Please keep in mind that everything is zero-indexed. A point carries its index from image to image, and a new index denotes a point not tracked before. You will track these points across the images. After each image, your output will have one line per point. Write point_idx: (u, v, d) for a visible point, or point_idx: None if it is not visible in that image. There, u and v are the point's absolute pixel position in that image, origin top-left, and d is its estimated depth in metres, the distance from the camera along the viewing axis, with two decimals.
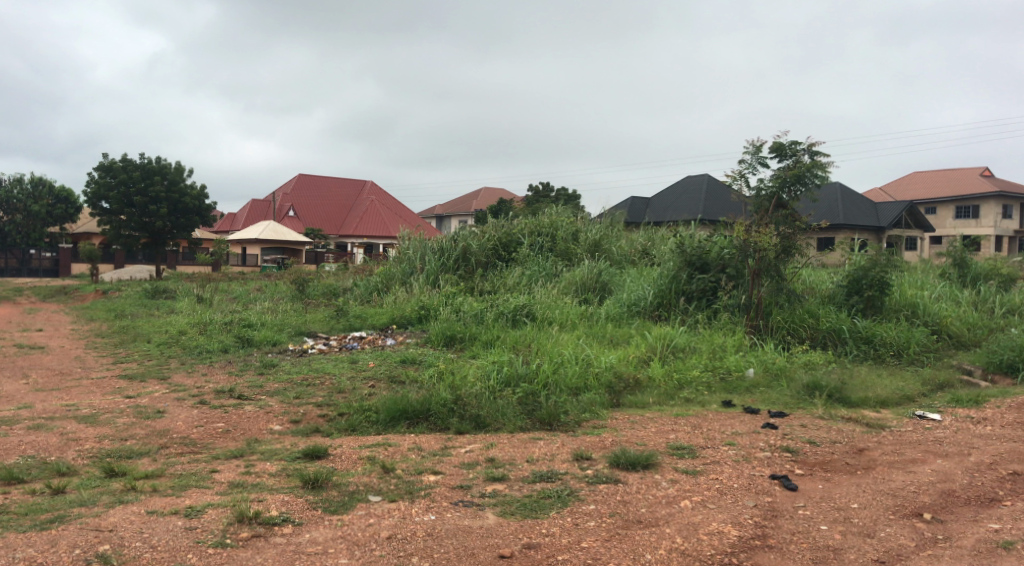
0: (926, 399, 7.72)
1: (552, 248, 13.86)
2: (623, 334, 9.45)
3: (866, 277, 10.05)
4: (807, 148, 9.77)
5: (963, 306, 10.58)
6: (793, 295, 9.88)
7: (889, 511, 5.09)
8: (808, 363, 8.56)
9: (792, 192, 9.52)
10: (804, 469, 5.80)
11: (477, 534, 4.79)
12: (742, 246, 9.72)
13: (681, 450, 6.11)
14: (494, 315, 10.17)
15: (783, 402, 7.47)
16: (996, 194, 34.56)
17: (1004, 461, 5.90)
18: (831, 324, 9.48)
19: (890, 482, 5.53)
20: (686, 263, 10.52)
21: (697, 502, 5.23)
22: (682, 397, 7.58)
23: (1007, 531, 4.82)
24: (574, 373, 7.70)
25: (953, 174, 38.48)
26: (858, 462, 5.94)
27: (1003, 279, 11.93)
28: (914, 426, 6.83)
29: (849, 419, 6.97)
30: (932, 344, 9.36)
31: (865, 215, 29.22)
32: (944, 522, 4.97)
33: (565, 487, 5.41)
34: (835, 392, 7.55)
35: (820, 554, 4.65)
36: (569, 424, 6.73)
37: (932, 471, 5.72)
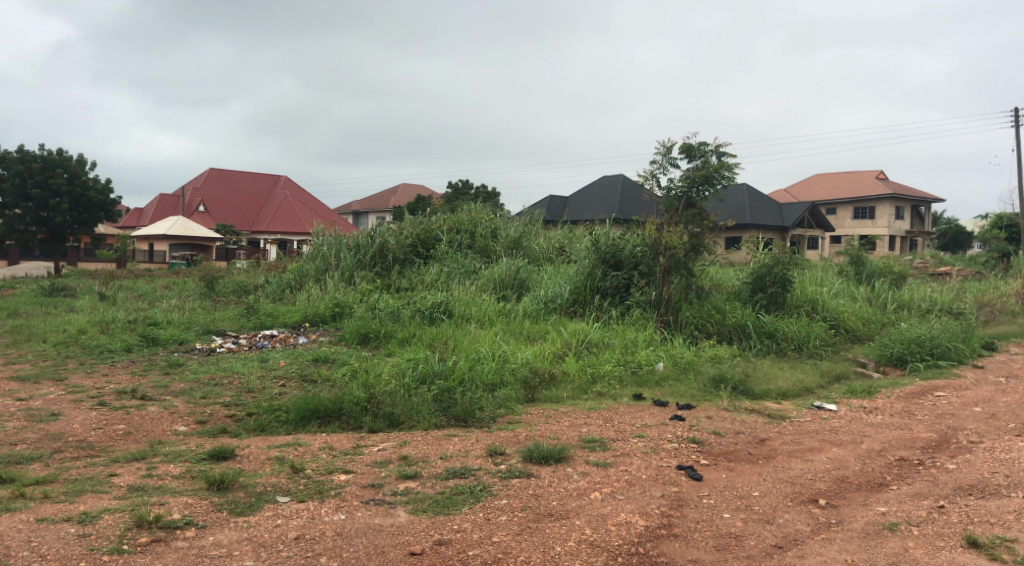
0: (823, 390, 8.05)
1: (470, 245, 13.88)
2: (540, 330, 9.54)
3: (770, 274, 10.37)
4: (715, 150, 10.05)
5: (858, 302, 11.08)
6: (701, 292, 10.23)
7: (787, 498, 5.30)
8: (715, 357, 8.83)
9: (700, 192, 9.80)
10: (709, 459, 5.98)
11: (388, 532, 4.77)
12: (654, 244, 10.00)
13: (592, 443, 6.21)
14: (409, 312, 10.13)
15: (691, 394, 7.68)
16: (890, 196, 36.38)
17: (892, 448, 6.21)
18: (737, 320, 9.77)
19: (789, 471, 5.76)
20: (600, 260, 10.68)
21: (606, 493, 5.33)
22: (595, 392, 7.71)
23: (893, 513, 5.07)
24: (490, 369, 7.75)
25: (851, 176, 40.23)
26: (759, 452, 6.16)
27: (894, 277, 12.58)
28: (811, 416, 7.13)
29: (752, 410, 7.22)
30: (830, 338, 9.78)
31: (770, 214, 30.21)
32: (837, 507, 5.20)
33: (478, 483, 5.44)
34: (739, 384, 7.82)
35: (722, 541, 4.80)
36: (484, 419, 6.76)
37: (827, 459, 5.98)
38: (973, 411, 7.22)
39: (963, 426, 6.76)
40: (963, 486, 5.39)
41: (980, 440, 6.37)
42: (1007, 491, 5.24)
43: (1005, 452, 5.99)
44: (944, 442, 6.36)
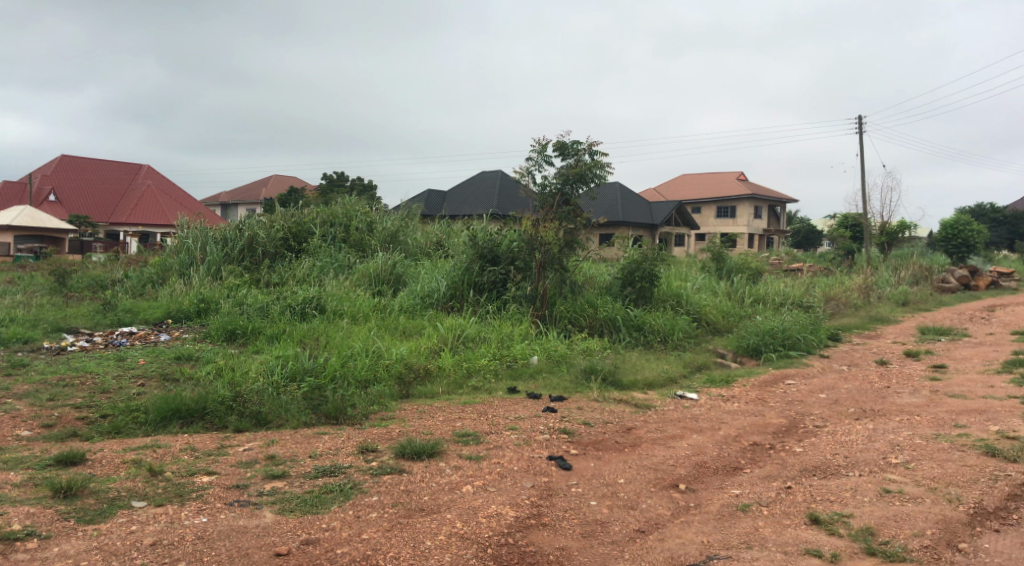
0: (686, 380, 8.40)
1: (345, 239, 13.65)
2: (416, 325, 9.48)
3: (639, 269, 10.69)
4: (588, 148, 10.28)
5: (719, 296, 11.60)
6: (574, 287, 10.44)
7: (650, 484, 5.50)
8: (587, 350, 9.04)
9: (574, 190, 10.00)
10: (579, 449, 6.13)
11: (253, 533, 4.64)
12: (529, 240, 10.09)
13: (465, 437, 6.24)
14: (280, 308, 9.86)
15: (563, 386, 7.84)
16: (750, 196, 38.26)
17: (747, 433, 6.55)
18: (607, 313, 10.04)
19: (653, 458, 5.97)
20: (477, 255, 10.70)
21: (478, 486, 5.37)
22: (470, 386, 7.75)
23: (745, 495, 5.34)
24: (363, 365, 7.64)
25: (715, 177, 42.05)
26: (626, 440, 6.35)
27: (751, 273, 13.27)
28: (675, 405, 7.43)
29: (619, 400, 7.44)
30: (694, 331, 10.21)
31: (640, 213, 31.17)
32: (696, 491, 5.44)
33: (348, 481, 5.36)
34: (608, 375, 8.04)
35: (588, 528, 4.93)
36: (356, 417, 6.67)
37: (688, 445, 6.24)
38: (819, 397, 7.72)
39: (810, 412, 7.21)
40: (809, 467, 5.75)
41: (825, 424, 6.81)
42: (846, 470, 5.63)
43: (846, 434, 6.43)
44: (793, 427, 6.77)
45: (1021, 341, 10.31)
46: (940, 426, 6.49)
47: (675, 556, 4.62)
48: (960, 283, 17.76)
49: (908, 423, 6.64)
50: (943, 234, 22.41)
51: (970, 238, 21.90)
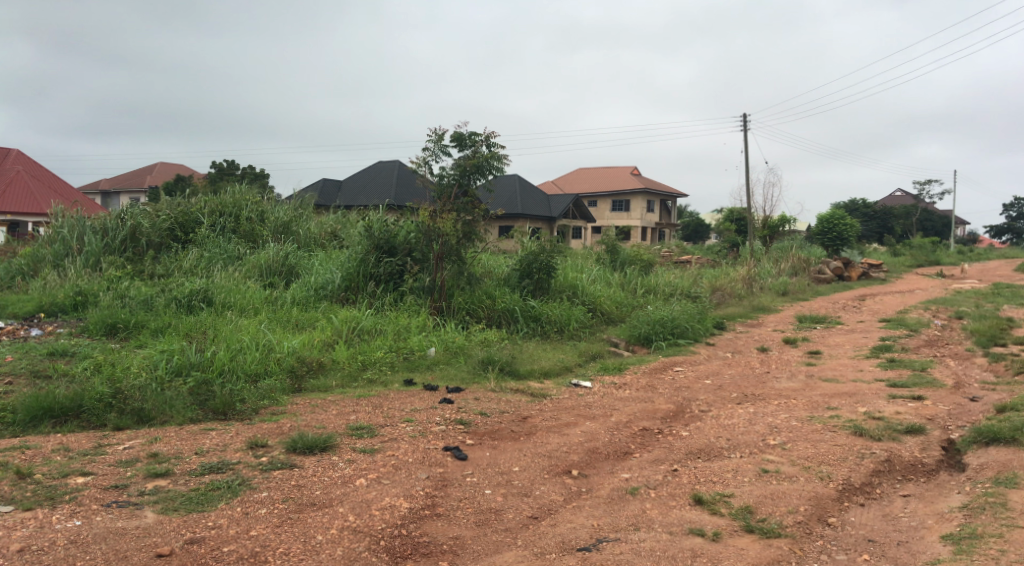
0: (581, 368, 8.55)
1: (234, 229, 13.21)
2: (309, 318, 9.27)
3: (536, 261, 10.77)
4: (486, 139, 10.28)
5: (613, 287, 11.83)
6: (473, 278, 10.36)
7: (544, 471, 5.57)
8: (484, 341, 9.07)
9: (471, 181, 10.00)
10: (474, 439, 6.14)
11: (132, 535, 4.46)
12: (427, 231, 9.97)
13: (360, 430, 6.15)
14: (164, 301, 9.46)
15: (460, 377, 7.84)
16: (643, 190, 39.21)
17: (638, 419, 6.72)
18: (506, 305, 10.07)
19: (547, 445, 6.05)
20: (373, 246, 10.52)
21: (371, 479, 5.31)
22: (365, 378, 7.65)
23: (635, 479, 5.47)
24: (254, 358, 7.43)
25: (610, 170, 42.86)
26: (521, 429, 6.41)
27: (643, 265, 13.62)
28: (569, 393, 7.55)
29: (516, 390, 7.50)
30: (589, 321, 10.39)
31: (539, 205, 31.46)
32: (588, 476, 5.54)
33: (236, 477, 5.21)
34: (505, 365, 8.08)
35: (482, 517, 4.95)
36: (245, 412, 6.47)
37: (581, 432, 6.35)
38: (705, 383, 8.00)
39: (696, 397, 7.46)
40: (694, 450, 5.94)
41: (710, 408, 7.07)
42: (729, 452, 5.85)
43: (729, 418, 6.68)
44: (681, 412, 6.98)
45: (888, 327, 10.98)
46: (815, 408, 6.83)
47: (565, 540, 4.68)
48: (835, 274, 18.74)
49: (786, 406, 6.96)
50: (820, 227, 23.59)
51: (844, 232, 23.15)
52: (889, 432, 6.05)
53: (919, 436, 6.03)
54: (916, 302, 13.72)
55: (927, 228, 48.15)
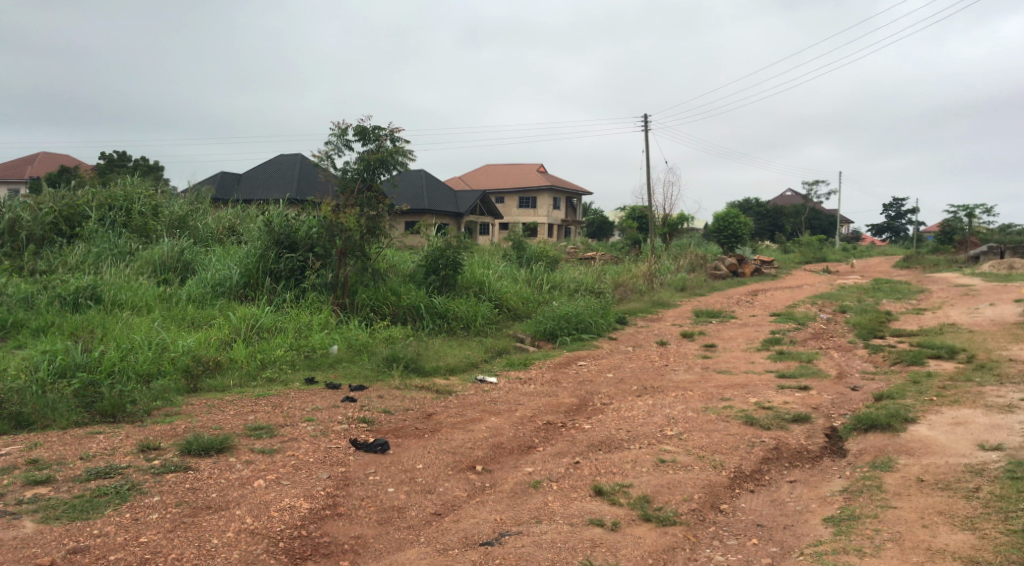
0: (486, 364, 8.59)
1: (125, 223, 12.66)
2: (206, 315, 8.98)
3: (442, 257, 10.72)
4: (390, 134, 10.21)
5: (519, 283, 11.91)
6: (377, 274, 10.25)
7: (448, 468, 5.59)
8: (389, 338, 9.00)
9: (375, 175, 9.93)
10: (378, 437, 6.10)
11: (9, 547, 4.26)
12: (329, 226, 9.79)
13: (259, 430, 6.02)
14: (47, 299, 8.99)
15: (363, 375, 7.76)
16: (548, 187, 39.64)
17: (541, 414, 6.80)
18: (411, 302, 10.01)
19: (451, 441, 6.06)
20: (273, 241, 10.22)
21: (270, 480, 5.21)
22: (264, 377, 7.48)
23: (537, 472, 5.55)
24: (146, 358, 7.16)
25: (515, 167, 43.15)
26: (425, 426, 6.40)
27: (549, 262, 13.78)
28: (474, 389, 7.58)
29: (421, 387, 7.48)
30: (494, 317, 10.44)
31: (446, 201, 31.39)
32: (492, 471, 5.59)
33: (125, 482, 5.02)
34: (410, 362, 8.05)
35: (384, 515, 4.92)
36: (136, 414, 6.23)
37: (485, 428, 6.39)
38: (607, 377, 8.18)
39: (598, 390, 7.61)
40: (595, 443, 6.07)
41: (611, 401, 7.23)
42: (629, 444, 6.00)
43: (629, 410, 6.85)
44: (583, 405, 7.12)
45: (778, 321, 11.47)
46: (710, 399, 7.08)
47: (468, 535, 4.70)
48: (730, 270, 19.44)
49: (683, 398, 7.18)
50: (716, 225, 24.40)
51: (739, 230, 24.03)
52: (777, 421, 6.33)
53: (805, 424, 6.33)
54: (805, 297, 14.38)
55: (815, 226, 50.42)
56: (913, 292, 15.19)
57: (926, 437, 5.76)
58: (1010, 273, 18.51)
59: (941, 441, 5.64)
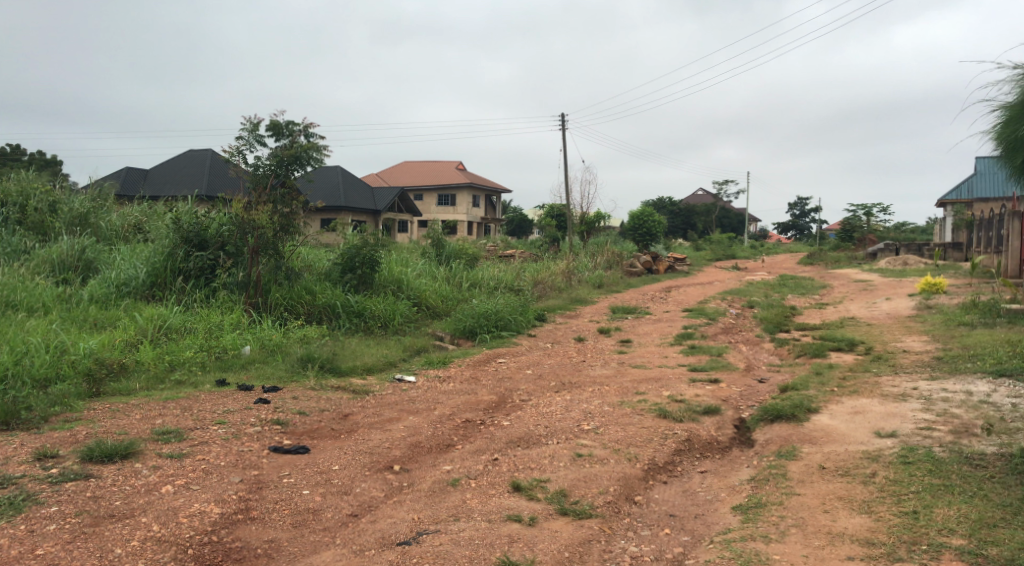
0: (405, 363, 8.55)
1: (20, 220, 12.07)
2: (109, 316, 8.65)
3: (359, 255, 10.59)
4: (303, 129, 10.02)
5: (438, 280, 11.87)
6: (292, 272, 10.06)
7: (364, 468, 5.55)
8: (303, 338, 8.86)
9: (289, 172, 9.77)
10: (292, 439, 6.01)
11: None
12: (240, 224, 9.58)
13: (166, 434, 5.85)
14: None
15: (277, 375, 7.62)
16: (466, 185, 39.62)
17: (460, 412, 6.81)
18: (327, 300, 9.86)
19: (368, 442, 6.02)
20: (182, 239, 9.84)
21: (179, 485, 5.07)
22: (172, 380, 7.27)
23: (455, 470, 5.56)
24: (43, 362, 6.86)
25: (433, 165, 42.97)
26: (342, 427, 6.34)
27: (468, 260, 13.79)
28: (392, 389, 7.53)
29: (337, 387, 7.40)
30: (413, 315, 10.38)
31: (363, 198, 31.02)
32: (409, 470, 5.58)
33: (20, 492, 4.81)
34: (326, 362, 7.94)
35: (299, 518, 4.85)
36: (32, 420, 5.97)
37: (403, 427, 6.37)
38: (525, 373, 8.25)
39: (517, 387, 7.67)
40: (514, 439, 6.12)
41: (530, 398, 7.29)
42: (546, 439, 6.07)
43: (547, 406, 6.93)
44: (502, 402, 7.16)
45: (690, 316, 11.77)
46: (625, 393, 7.22)
47: (385, 535, 4.67)
48: (645, 267, 19.83)
49: (599, 393, 7.30)
50: (631, 224, 24.84)
51: (653, 228, 24.53)
52: (689, 413, 6.50)
53: (715, 416, 6.53)
54: (715, 293, 14.79)
55: (726, 225, 51.90)
56: (816, 287, 15.82)
57: (828, 426, 6.01)
58: (905, 269, 19.47)
59: (841, 430, 5.90)
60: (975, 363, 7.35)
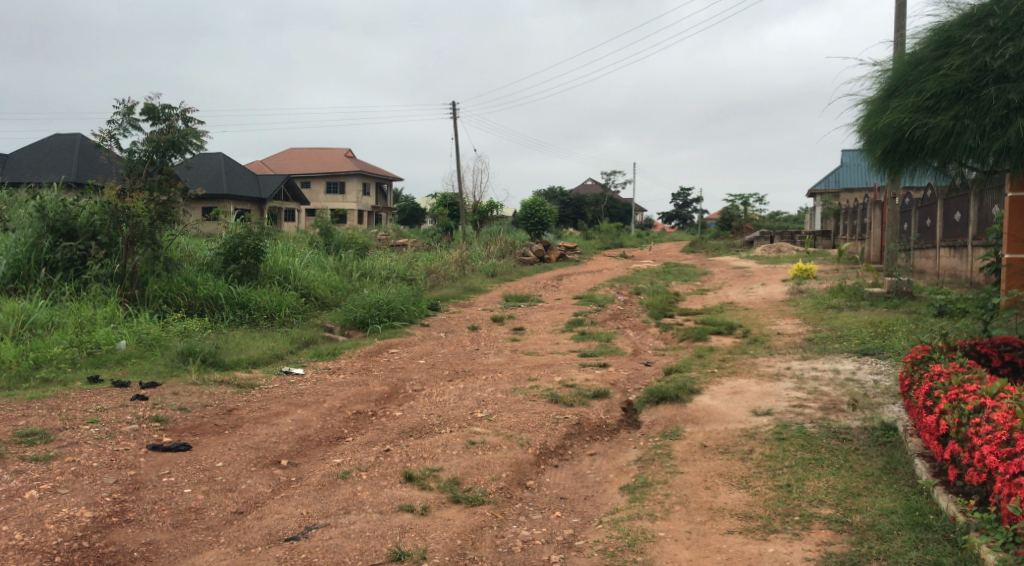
0: (292, 355, 8.35)
1: None
2: None
3: (242, 245, 10.25)
4: (182, 113, 9.62)
5: (327, 271, 11.63)
6: (171, 263, 9.65)
7: (250, 464, 5.40)
8: (184, 331, 8.53)
9: (165, 157, 9.64)
10: (173, 437, 5.79)
11: None
12: (113, 212, 9.13)
13: (32, 436, 5.52)
14: None
15: (155, 370, 7.30)
16: (356, 173, 39.01)
17: (350, 403, 6.72)
18: (208, 291, 9.49)
19: (254, 437, 5.86)
20: (48, 229, 9.25)
21: (46, 490, 4.80)
22: (39, 378, 6.86)
23: (346, 463, 5.48)
24: None
25: (322, 152, 42.06)
26: (226, 422, 6.14)
27: (358, 249, 13.59)
28: (279, 382, 7.35)
29: (220, 382, 7.16)
30: (301, 306, 10.14)
31: (248, 187, 30.07)
32: (297, 465, 5.46)
33: None
34: (208, 356, 7.67)
35: (180, 517, 4.68)
36: None
37: (291, 421, 6.23)
38: (418, 363, 8.21)
39: (409, 377, 7.63)
40: (406, 429, 6.08)
41: (422, 387, 7.26)
42: (439, 428, 6.05)
43: (440, 395, 6.91)
44: (394, 393, 7.10)
45: (580, 303, 11.97)
46: (517, 380, 7.29)
47: (272, 531, 4.55)
48: (537, 256, 20.05)
49: (492, 380, 7.35)
50: (524, 213, 24.99)
51: (545, 218, 24.80)
52: (579, 398, 6.62)
53: (604, 400, 6.68)
54: (604, 281, 15.11)
55: (615, 214, 53.03)
56: (698, 275, 16.37)
57: (709, 406, 6.24)
58: (780, 256, 20.45)
59: (721, 409, 6.14)
60: (842, 343, 7.79)
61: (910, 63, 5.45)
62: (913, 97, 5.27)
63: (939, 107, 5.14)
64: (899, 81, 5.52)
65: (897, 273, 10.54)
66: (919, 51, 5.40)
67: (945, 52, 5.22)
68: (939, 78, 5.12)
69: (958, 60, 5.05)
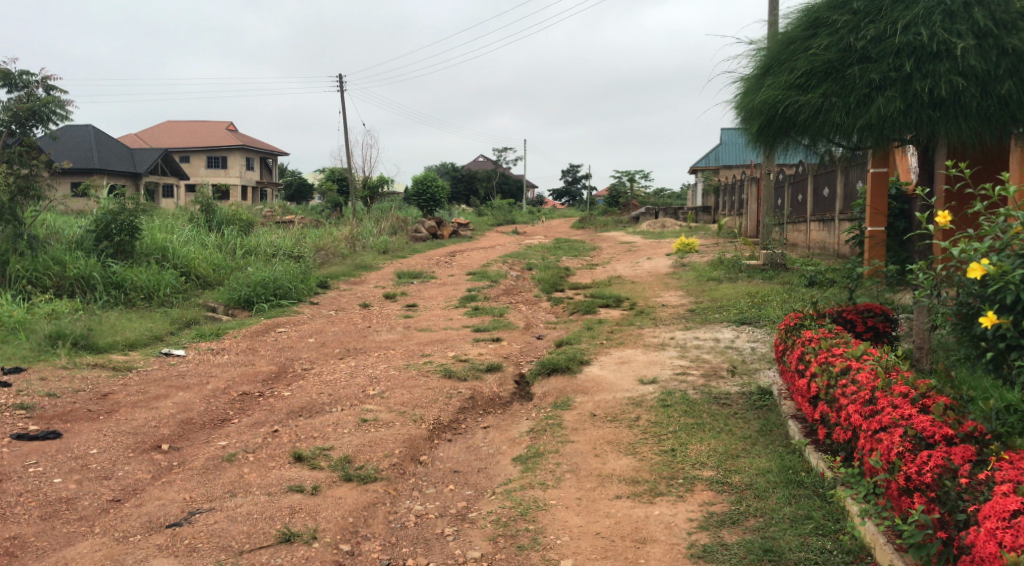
0: (172, 337, 8.02)
1: None
2: None
3: (115, 222, 9.73)
4: (42, 80, 9.02)
5: (209, 248, 11.17)
6: (36, 241, 9.08)
7: (128, 450, 5.17)
8: (52, 313, 8.06)
9: (26, 128, 9.17)
10: (41, 424, 5.48)
11: None
12: None
13: None
14: None
15: (20, 354, 6.85)
16: (239, 147, 37.71)
17: (236, 384, 6.51)
18: (78, 271, 8.95)
19: (131, 421, 5.60)
20: None
21: None
22: None
23: (231, 445, 5.31)
24: None
25: (202, 125, 40.37)
26: (100, 407, 5.85)
27: (242, 226, 13.14)
28: (159, 364, 7.06)
29: (93, 365, 6.82)
30: (181, 285, 9.71)
31: (121, 160, 28.51)
32: (179, 449, 5.27)
33: None
34: (80, 339, 7.27)
35: (49, 509, 4.44)
36: None
37: (172, 404, 5.99)
38: (307, 341, 8.04)
39: (298, 356, 7.47)
40: (295, 409, 5.94)
41: (311, 366, 7.13)
42: (329, 407, 5.95)
43: (330, 374, 6.79)
44: (282, 373, 6.93)
45: (473, 279, 11.96)
46: (410, 356, 7.25)
47: (152, 518, 4.38)
48: (430, 232, 19.97)
49: (384, 357, 7.28)
50: (416, 189, 24.77)
51: (437, 193, 24.65)
52: (472, 372, 6.64)
53: (497, 373, 6.73)
54: (496, 256, 15.15)
55: (505, 191, 53.36)
56: (588, 249, 16.71)
57: (598, 375, 6.40)
58: (664, 231, 21.11)
59: (609, 379, 6.30)
60: (722, 313, 8.11)
61: (783, 43, 5.66)
62: (786, 75, 5.48)
63: (809, 85, 5.37)
64: (773, 59, 5.73)
65: (773, 246, 11.01)
66: (791, 31, 5.61)
67: (814, 32, 5.46)
68: (809, 57, 5.34)
69: (825, 40, 5.29)
